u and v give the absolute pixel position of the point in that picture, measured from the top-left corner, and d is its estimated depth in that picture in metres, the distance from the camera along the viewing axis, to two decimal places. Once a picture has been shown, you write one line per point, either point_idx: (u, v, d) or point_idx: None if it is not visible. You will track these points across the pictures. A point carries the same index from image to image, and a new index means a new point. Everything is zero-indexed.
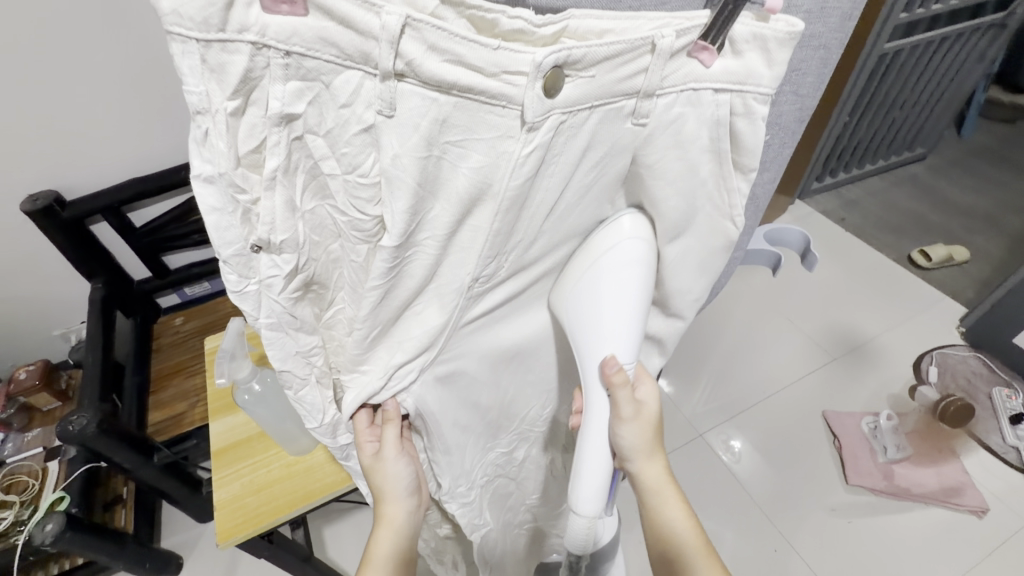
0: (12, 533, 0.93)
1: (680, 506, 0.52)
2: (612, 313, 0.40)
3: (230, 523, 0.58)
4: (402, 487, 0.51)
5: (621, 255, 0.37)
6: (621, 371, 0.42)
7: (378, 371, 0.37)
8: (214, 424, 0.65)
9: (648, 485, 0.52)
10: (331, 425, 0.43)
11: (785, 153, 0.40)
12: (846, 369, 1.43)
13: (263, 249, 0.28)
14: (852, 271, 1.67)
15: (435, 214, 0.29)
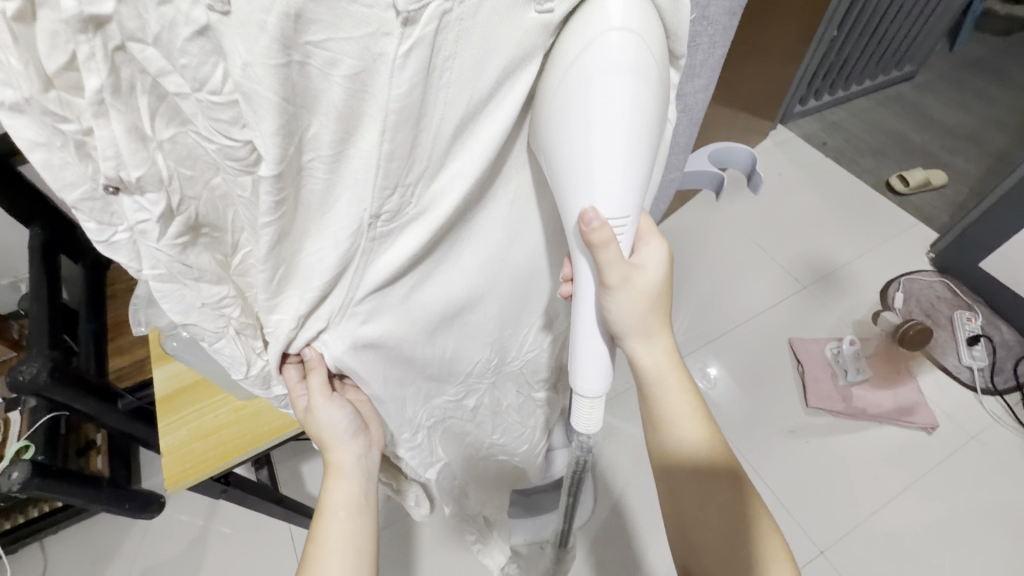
0: None
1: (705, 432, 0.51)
2: (593, 149, 0.29)
3: (178, 467, 0.58)
4: (342, 431, 0.49)
5: (601, 61, 0.26)
6: (608, 229, 0.33)
7: (289, 319, 0.35)
8: (157, 371, 0.64)
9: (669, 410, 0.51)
10: (260, 376, 0.42)
11: (718, 52, 0.36)
12: (817, 298, 1.44)
13: (120, 189, 0.26)
14: (828, 198, 1.64)
15: (314, 132, 0.25)
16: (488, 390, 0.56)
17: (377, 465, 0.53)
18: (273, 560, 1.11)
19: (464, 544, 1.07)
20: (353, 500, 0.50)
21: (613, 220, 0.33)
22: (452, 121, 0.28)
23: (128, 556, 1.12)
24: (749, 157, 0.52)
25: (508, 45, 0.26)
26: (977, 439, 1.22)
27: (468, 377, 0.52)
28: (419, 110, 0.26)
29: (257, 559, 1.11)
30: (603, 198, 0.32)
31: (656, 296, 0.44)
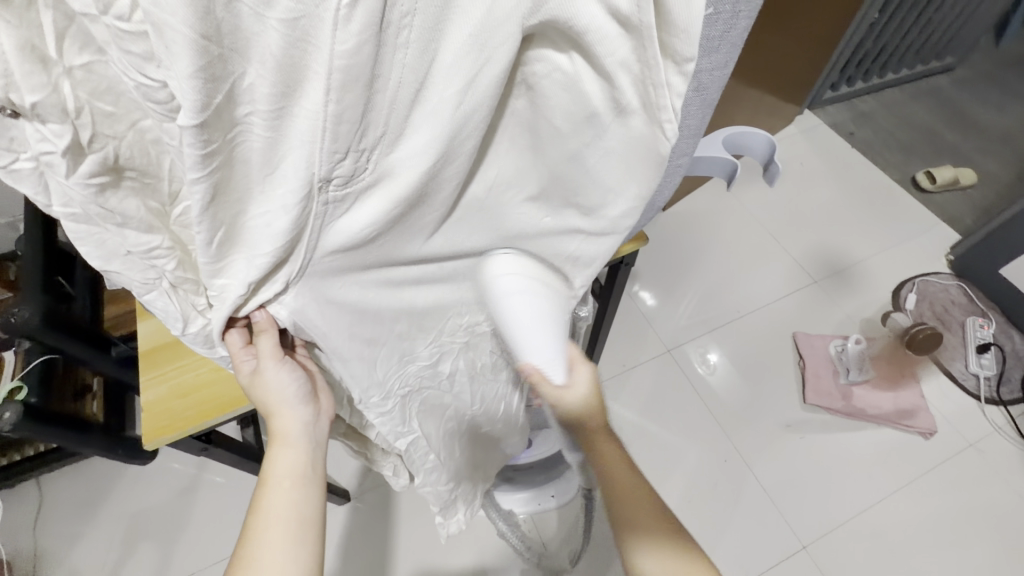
0: None
1: (674, 533, 0.47)
2: (524, 331, 0.42)
3: (155, 425, 0.57)
4: (291, 395, 0.47)
5: (502, 288, 0.41)
6: (540, 373, 0.43)
7: (236, 285, 0.33)
8: (142, 324, 0.62)
9: (630, 508, 0.47)
10: (203, 335, 0.41)
11: (743, 23, 0.31)
12: (827, 294, 1.40)
13: (19, 115, 0.23)
14: (850, 190, 1.58)
15: (249, 83, 0.23)
16: (462, 352, 0.54)
17: (325, 434, 0.51)
18: None
19: None
20: (299, 468, 0.47)
21: (544, 367, 0.43)
22: (412, 87, 0.25)
23: (120, 498, 1.14)
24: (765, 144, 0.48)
25: (479, 4, 0.23)
26: (973, 448, 1.20)
27: (439, 334, 0.50)
28: (371, 71, 0.23)
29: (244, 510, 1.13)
30: (532, 350, 0.42)
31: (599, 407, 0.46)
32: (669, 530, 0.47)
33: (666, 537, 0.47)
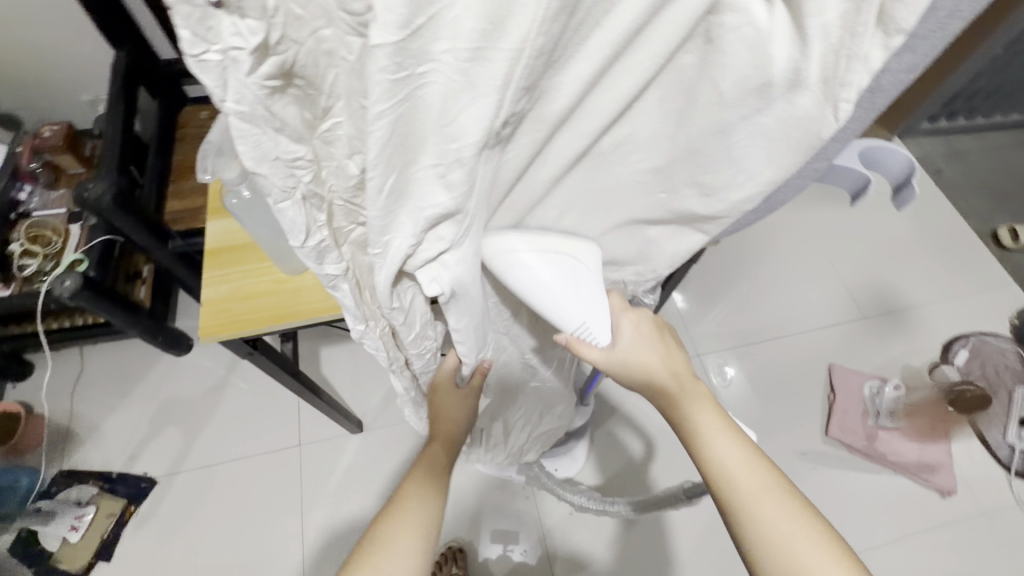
0: (36, 281, 0.98)
1: (784, 495, 0.45)
2: (549, 303, 0.45)
3: (214, 320, 0.59)
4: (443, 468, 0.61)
5: (507, 265, 0.42)
6: (573, 337, 0.47)
7: (406, 237, 0.34)
8: (212, 223, 0.65)
9: (726, 474, 0.46)
10: (317, 250, 0.39)
11: (954, 25, 0.28)
12: (875, 332, 1.35)
13: (224, 7, 0.22)
14: (923, 231, 1.50)
15: (456, 14, 0.23)
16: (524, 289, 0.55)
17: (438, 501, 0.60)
18: (276, 423, 1.17)
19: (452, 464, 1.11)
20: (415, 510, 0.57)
21: (574, 330, 0.47)
22: (593, 25, 0.26)
23: (151, 382, 1.20)
24: (906, 165, 0.42)
25: None
26: (989, 517, 1.16)
27: None
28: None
29: (261, 418, 1.17)
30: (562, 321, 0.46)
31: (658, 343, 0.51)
32: (780, 492, 0.45)
33: (779, 502, 0.44)
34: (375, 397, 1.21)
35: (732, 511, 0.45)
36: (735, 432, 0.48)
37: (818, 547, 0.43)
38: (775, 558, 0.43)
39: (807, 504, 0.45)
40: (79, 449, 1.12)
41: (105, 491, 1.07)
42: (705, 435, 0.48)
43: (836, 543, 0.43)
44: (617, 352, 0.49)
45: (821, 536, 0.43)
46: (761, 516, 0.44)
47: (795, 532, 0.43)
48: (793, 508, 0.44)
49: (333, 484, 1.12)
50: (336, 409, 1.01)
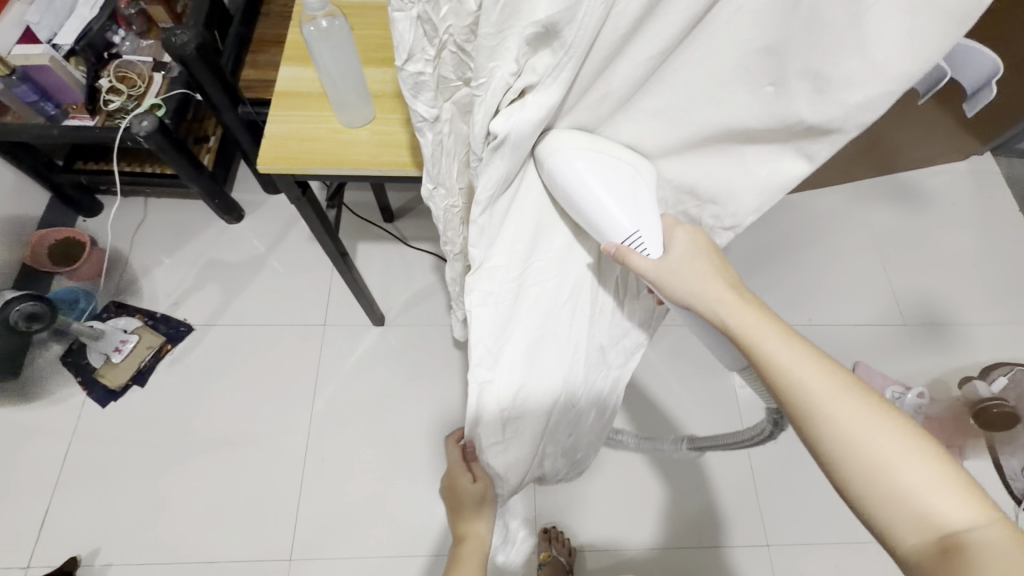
0: (116, 117, 1.05)
1: (850, 386, 0.42)
2: (600, 199, 0.45)
3: (272, 153, 0.63)
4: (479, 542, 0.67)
5: (561, 153, 0.44)
6: (621, 247, 0.46)
7: (508, 62, 0.36)
8: (284, 68, 0.67)
9: (785, 377, 0.43)
10: (416, 81, 0.41)
11: None
12: (911, 341, 1.30)
13: None
14: (990, 251, 1.41)
15: None
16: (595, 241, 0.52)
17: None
18: (305, 302, 1.24)
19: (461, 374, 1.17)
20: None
21: (622, 239, 0.46)
22: None
23: (202, 242, 1.29)
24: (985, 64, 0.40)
25: None
26: None
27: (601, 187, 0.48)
28: None
29: (293, 295, 1.24)
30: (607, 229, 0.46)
31: (716, 265, 0.48)
32: (845, 387, 0.42)
33: (855, 399, 0.41)
34: (401, 297, 1.26)
35: (798, 410, 0.43)
36: (791, 336, 0.44)
37: (891, 432, 0.40)
38: (844, 448, 0.40)
39: (873, 394, 0.42)
40: (131, 287, 1.22)
41: (147, 326, 1.17)
42: (761, 343, 0.44)
43: (909, 426, 0.40)
44: (671, 269, 0.47)
45: (894, 421, 0.40)
46: (824, 410, 0.41)
47: (863, 419, 0.40)
48: (860, 401, 0.41)
49: (346, 367, 1.18)
50: (360, 291, 1.07)
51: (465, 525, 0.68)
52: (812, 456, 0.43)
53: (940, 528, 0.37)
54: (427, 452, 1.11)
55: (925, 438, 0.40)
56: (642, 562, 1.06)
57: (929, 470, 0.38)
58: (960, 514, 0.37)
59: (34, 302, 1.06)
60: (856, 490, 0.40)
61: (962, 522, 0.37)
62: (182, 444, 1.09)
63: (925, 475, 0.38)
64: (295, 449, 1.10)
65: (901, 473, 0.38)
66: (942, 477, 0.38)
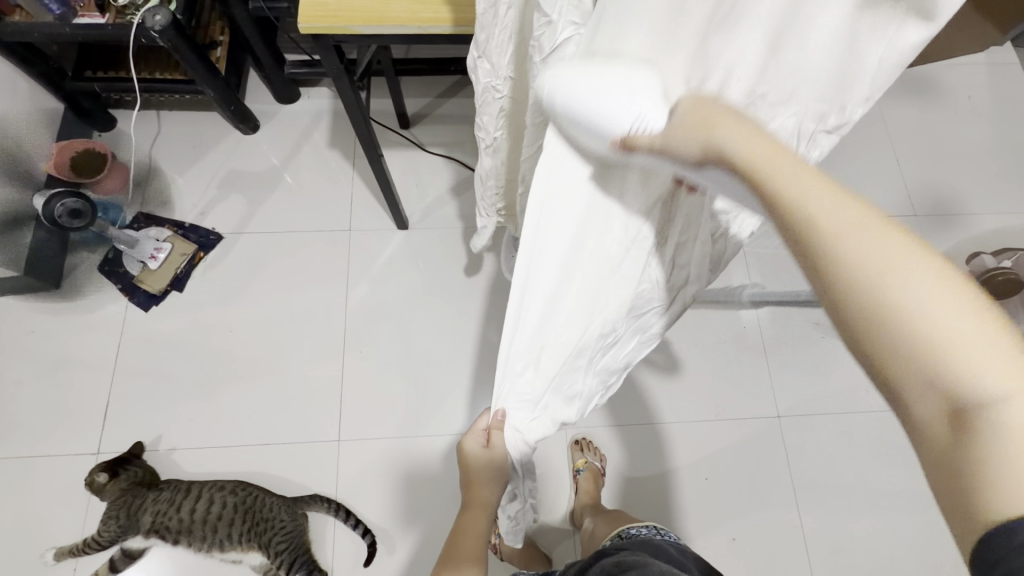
0: (128, 13, 1.02)
1: (926, 257, 0.29)
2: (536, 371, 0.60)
3: (312, 12, 0.63)
4: (496, 479, 0.67)
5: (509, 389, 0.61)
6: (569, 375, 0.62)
7: None
8: None
9: (806, 214, 0.31)
10: None
11: None
12: (920, 229, 1.32)
13: None
14: (1003, 144, 1.41)
15: None
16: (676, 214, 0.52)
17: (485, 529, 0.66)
18: (327, 209, 1.26)
19: (483, 270, 1.22)
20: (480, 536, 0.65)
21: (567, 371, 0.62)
22: None
23: (219, 153, 1.29)
24: None
25: None
26: None
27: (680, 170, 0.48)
28: None
29: (315, 203, 1.26)
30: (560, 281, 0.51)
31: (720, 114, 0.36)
32: (902, 240, 0.30)
33: (926, 263, 0.29)
34: (420, 204, 1.27)
35: (860, 296, 0.30)
36: (852, 196, 0.31)
37: (953, 293, 0.28)
38: (899, 327, 0.29)
39: (925, 244, 0.30)
40: (155, 198, 1.24)
41: (178, 235, 1.20)
42: (778, 177, 0.33)
43: (980, 303, 0.28)
44: (674, 138, 0.36)
45: (954, 289, 0.28)
46: (864, 263, 0.30)
47: (932, 289, 0.28)
48: (910, 251, 0.30)
49: (374, 268, 1.22)
50: (386, 190, 1.09)
51: (476, 499, 0.66)
52: (824, 305, 0.32)
53: (954, 400, 0.28)
54: (456, 344, 1.16)
55: (991, 308, 0.29)
56: (661, 433, 1.14)
57: (976, 325, 0.28)
58: (993, 380, 0.27)
59: (74, 199, 1.09)
60: (895, 363, 0.29)
61: (990, 391, 0.27)
62: (224, 342, 1.15)
63: (965, 330, 0.28)
64: (332, 345, 1.16)
65: (960, 371, 0.27)
66: (992, 349, 0.27)
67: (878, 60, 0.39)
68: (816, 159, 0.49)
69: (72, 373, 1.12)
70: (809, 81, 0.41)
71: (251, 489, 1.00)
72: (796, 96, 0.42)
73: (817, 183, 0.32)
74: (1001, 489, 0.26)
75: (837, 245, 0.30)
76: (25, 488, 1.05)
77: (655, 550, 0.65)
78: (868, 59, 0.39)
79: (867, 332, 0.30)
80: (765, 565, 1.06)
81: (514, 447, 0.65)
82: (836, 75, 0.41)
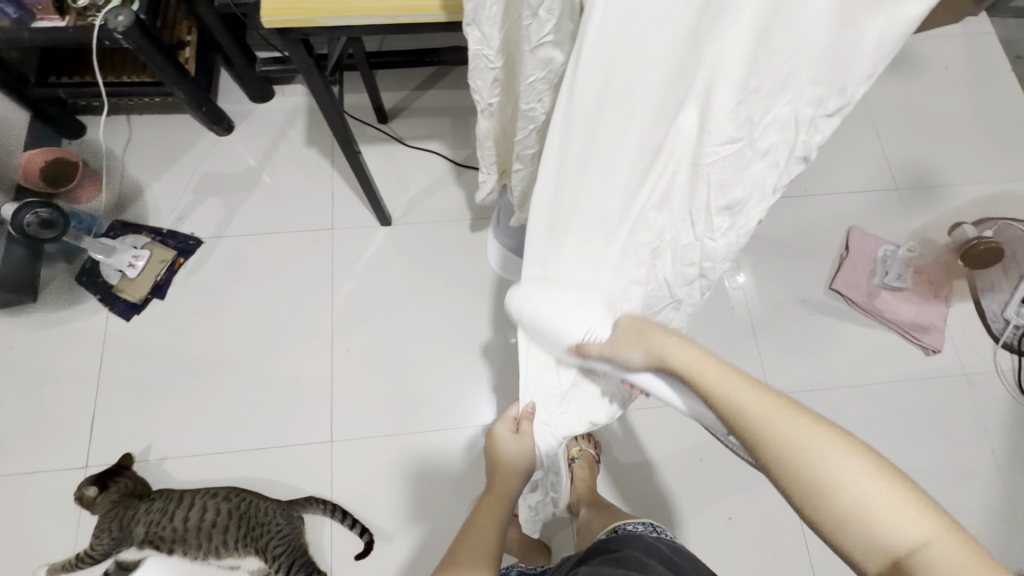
0: (89, 14, 0.99)
1: (840, 442, 0.40)
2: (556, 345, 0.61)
3: (275, 5, 0.62)
4: (521, 471, 0.75)
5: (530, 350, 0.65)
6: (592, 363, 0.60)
7: None
8: None
9: (737, 407, 0.45)
10: None
11: None
12: (902, 203, 1.33)
13: None
14: (981, 113, 1.42)
15: None
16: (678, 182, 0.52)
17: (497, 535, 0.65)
18: (308, 209, 1.24)
19: (469, 263, 1.21)
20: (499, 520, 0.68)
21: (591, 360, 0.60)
22: None
23: (194, 156, 1.26)
24: None
25: None
26: (967, 377, 1.18)
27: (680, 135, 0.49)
28: None
29: (295, 203, 1.24)
30: (566, 334, 0.59)
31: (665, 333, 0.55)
32: (822, 429, 0.41)
33: (841, 449, 0.40)
34: (402, 199, 1.26)
35: (792, 475, 0.41)
36: (779, 402, 0.44)
37: (866, 472, 0.38)
38: (827, 492, 0.39)
39: (834, 428, 0.41)
40: (131, 205, 1.21)
41: (156, 242, 1.18)
42: (709, 380, 0.48)
43: (893, 475, 0.38)
44: (618, 349, 0.57)
45: (866, 470, 0.39)
46: (794, 453, 0.41)
47: (845, 466, 0.39)
48: (826, 437, 0.41)
49: (359, 267, 1.20)
50: (366, 186, 1.07)
51: (499, 488, 0.73)
52: (770, 478, 0.43)
53: (889, 549, 0.36)
54: (446, 340, 1.16)
55: (898, 477, 0.38)
56: (654, 418, 1.15)
57: (885, 491, 0.38)
58: (912, 528, 0.36)
59: (37, 210, 1.10)
60: (830, 524, 0.39)
61: (912, 540, 0.36)
62: (210, 349, 1.14)
63: (880, 496, 0.38)
64: (320, 346, 1.15)
65: (878, 524, 0.37)
66: (905, 511, 0.37)
67: (880, 37, 0.37)
68: (820, 143, 0.47)
69: (55, 387, 1.10)
70: (804, 61, 0.40)
71: (244, 495, 0.99)
72: (791, 81, 0.42)
73: (749, 386, 0.46)
74: None
75: (772, 440, 0.42)
76: (14, 507, 1.03)
77: (649, 553, 0.63)
78: (866, 37, 0.38)
79: (812, 502, 0.40)
80: (760, 541, 1.07)
81: (541, 440, 0.73)
82: (834, 54, 0.39)
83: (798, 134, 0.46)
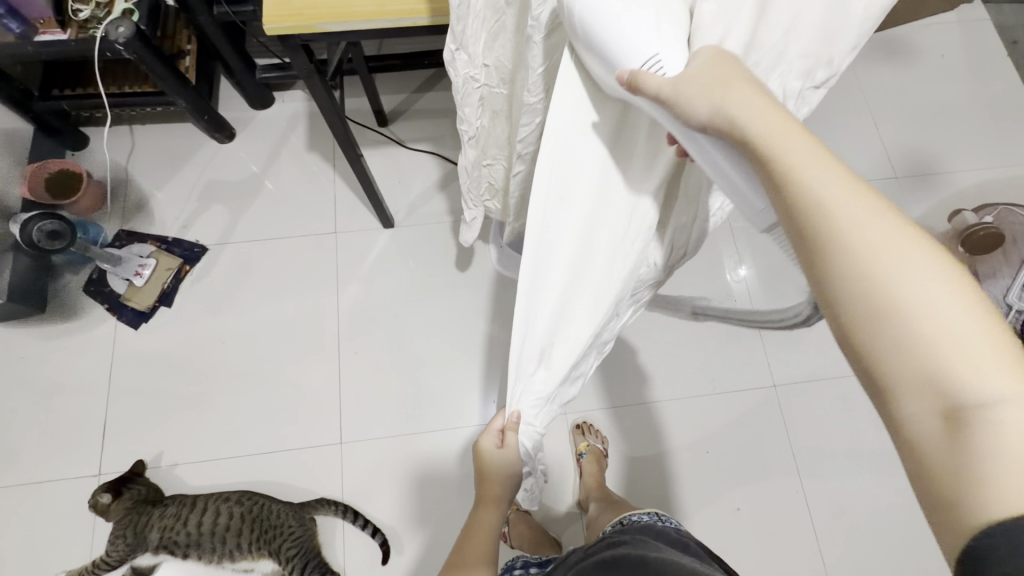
0: (91, 27, 1.00)
1: (937, 263, 0.32)
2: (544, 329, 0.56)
3: (276, 13, 0.63)
4: (511, 480, 0.67)
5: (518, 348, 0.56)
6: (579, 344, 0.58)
7: None
8: None
9: (812, 194, 0.34)
10: None
11: None
12: (901, 191, 1.34)
13: None
14: (978, 99, 1.42)
15: None
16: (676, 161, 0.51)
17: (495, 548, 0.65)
18: (311, 213, 1.25)
19: (472, 263, 1.22)
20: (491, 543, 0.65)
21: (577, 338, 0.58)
22: None
23: (197, 165, 1.27)
24: None
25: None
26: None
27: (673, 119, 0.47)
28: None
29: (298, 208, 1.25)
30: (576, 190, 0.50)
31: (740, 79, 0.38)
32: (914, 244, 0.32)
33: (941, 275, 0.31)
34: (403, 201, 1.26)
35: (855, 295, 0.32)
36: (872, 202, 0.34)
37: (955, 299, 0.31)
38: (894, 325, 0.31)
39: (933, 249, 0.32)
40: (136, 214, 1.22)
41: (162, 250, 1.19)
42: (788, 154, 0.36)
43: (982, 308, 0.31)
44: (684, 90, 0.39)
45: (961, 303, 0.31)
46: (864, 268, 0.32)
47: (937, 294, 0.31)
48: (919, 256, 0.32)
49: (363, 269, 1.21)
50: (369, 189, 1.08)
51: (489, 497, 0.67)
52: (822, 293, 0.35)
53: (953, 397, 0.29)
54: (451, 339, 1.17)
55: (997, 326, 0.31)
56: (660, 411, 1.16)
57: (971, 327, 0.30)
58: (995, 379, 0.29)
59: (54, 221, 1.10)
60: (890, 359, 0.31)
61: (993, 392, 0.29)
62: (218, 354, 1.15)
63: (971, 338, 0.30)
64: (326, 349, 1.16)
65: (957, 371, 0.29)
66: (987, 350, 0.30)
67: (864, 10, 0.39)
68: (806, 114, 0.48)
69: (66, 397, 1.11)
70: (793, 40, 0.41)
71: (256, 498, 1.00)
72: (781, 56, 0.42)
73: (833, 173, 0.35)
74: (988, 488, 0.28)
75: (843, 251, 0.33)
76: (29, 517, 1.04)
77: (658, 537, 0.65)
78: (854, 7, 0.39)
79: (871, 338, 0.32)
80: (769, 531, 1.08)
81: (530, 436, 0.64)
82: (824, 27, 0.41)
83: (787, 107, 0.47)
